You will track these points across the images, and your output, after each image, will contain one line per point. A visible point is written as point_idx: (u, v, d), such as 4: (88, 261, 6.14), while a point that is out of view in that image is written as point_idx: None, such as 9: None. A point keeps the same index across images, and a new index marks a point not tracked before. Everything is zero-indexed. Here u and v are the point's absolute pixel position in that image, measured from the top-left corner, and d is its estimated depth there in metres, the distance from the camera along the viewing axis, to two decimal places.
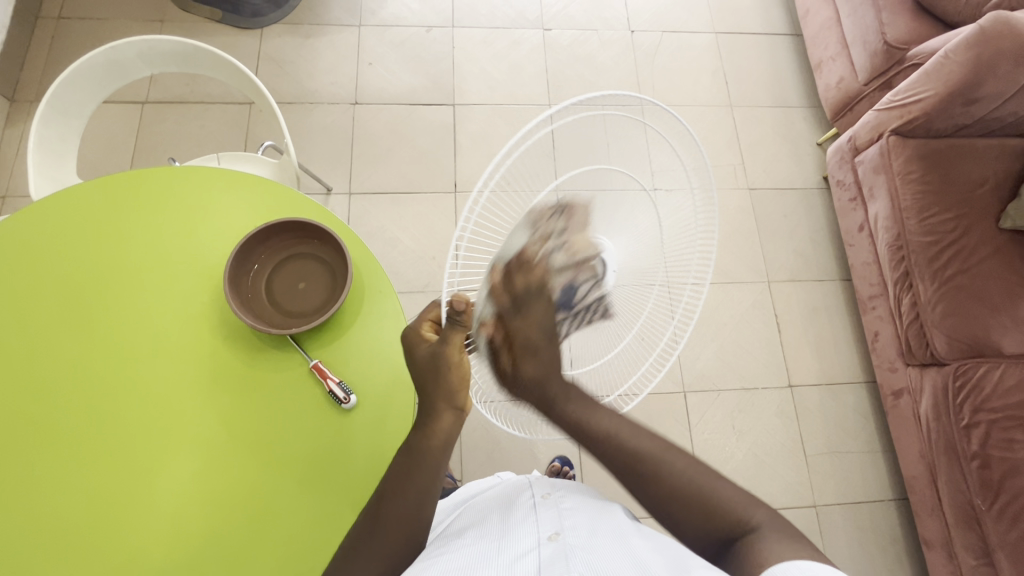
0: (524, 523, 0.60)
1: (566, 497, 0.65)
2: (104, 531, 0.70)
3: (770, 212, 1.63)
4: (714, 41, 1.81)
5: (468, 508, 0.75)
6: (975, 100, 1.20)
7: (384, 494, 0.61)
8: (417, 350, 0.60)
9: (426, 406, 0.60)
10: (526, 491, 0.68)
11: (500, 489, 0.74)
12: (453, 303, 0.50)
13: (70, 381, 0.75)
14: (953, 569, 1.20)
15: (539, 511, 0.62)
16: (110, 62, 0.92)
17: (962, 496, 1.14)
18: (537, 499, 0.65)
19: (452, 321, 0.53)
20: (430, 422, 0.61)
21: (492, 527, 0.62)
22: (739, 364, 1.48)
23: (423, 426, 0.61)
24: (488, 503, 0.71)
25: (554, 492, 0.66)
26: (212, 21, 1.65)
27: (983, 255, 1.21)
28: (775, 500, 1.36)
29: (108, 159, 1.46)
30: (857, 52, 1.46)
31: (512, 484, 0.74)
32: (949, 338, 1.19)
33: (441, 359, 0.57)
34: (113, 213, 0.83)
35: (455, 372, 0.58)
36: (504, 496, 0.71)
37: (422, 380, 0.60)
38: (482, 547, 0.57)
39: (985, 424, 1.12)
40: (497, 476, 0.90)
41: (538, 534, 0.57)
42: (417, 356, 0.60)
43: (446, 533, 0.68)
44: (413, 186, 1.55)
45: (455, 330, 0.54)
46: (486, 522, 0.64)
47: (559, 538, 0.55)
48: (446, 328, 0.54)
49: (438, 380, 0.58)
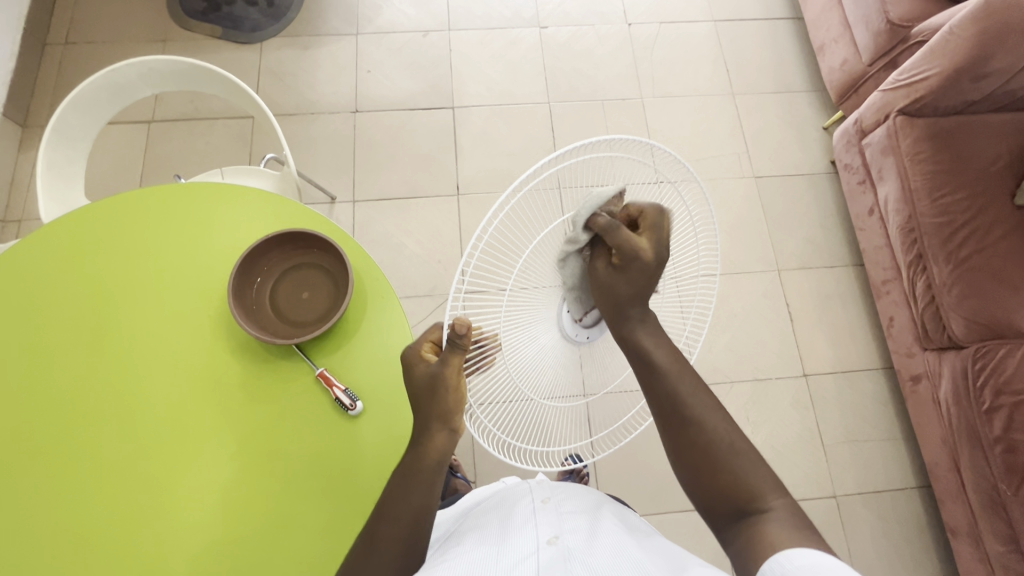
0: (524, 528, 0.60)
1: (566, 501, 0.66)
2: (122, 548, 0.72)
3: (777, 200, 1.61)
4: (714, 29, 1.79)
5: (472, 514, 0.74)
6: (984, 75, 1.17)
7: (382, 513, 0.60)
8: (416, 370, 0.64)
9: (421, 419, 0.62)
10: (526, 496, 0.68)
11: (503, 494, 0.74)
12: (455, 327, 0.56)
13: (82, 398, 0.77)
14: (980, 556, 1.17)
15: (538, 516, 0.62)
16: (112, 84, 0.94)
17: (986, 481, 1.12)
18: (537, 504, 0.65)
19: (452, 343, 0.59)
20: (423, 439, 0.62)
21: (490, 532, 0.62)
22: (752, 355, 1.46)
23: (417, 445, 0.62)
24: (490, 509, 0.71)
25: (553, 496, 0.67)
26: (213, 38, 1.68)
27: (999, 233, 1.18)
28: (794, 492, 1.34)
29: (118, 178, 1.50)
30: (860, 32, 1.43)
31: (514, 489, 0.74)
32: (966, 320, 1.16)
33: (439, 382, 0.61)
34: (117, 233, 0.85)
35: (452, 396, 0.61)
36: (506, 500, 0.71)
37: (418, 400, 0.62)
38: (483, 551, 0.57)
39: (1008, 408, 1.08)
40: (504, 480, 0.89)
41: (538, 538, 0.58)
42: (415, 375, 0.63)
43: (449, 540, 0.68)
44: (416, 191, 1.56)
45: (455, 352, 0.60)
46: (486, 528, 0.64)
47: (559, 542, 0.56)
48: (445, 348, 0.60)
49: (434, 399, 0.61)
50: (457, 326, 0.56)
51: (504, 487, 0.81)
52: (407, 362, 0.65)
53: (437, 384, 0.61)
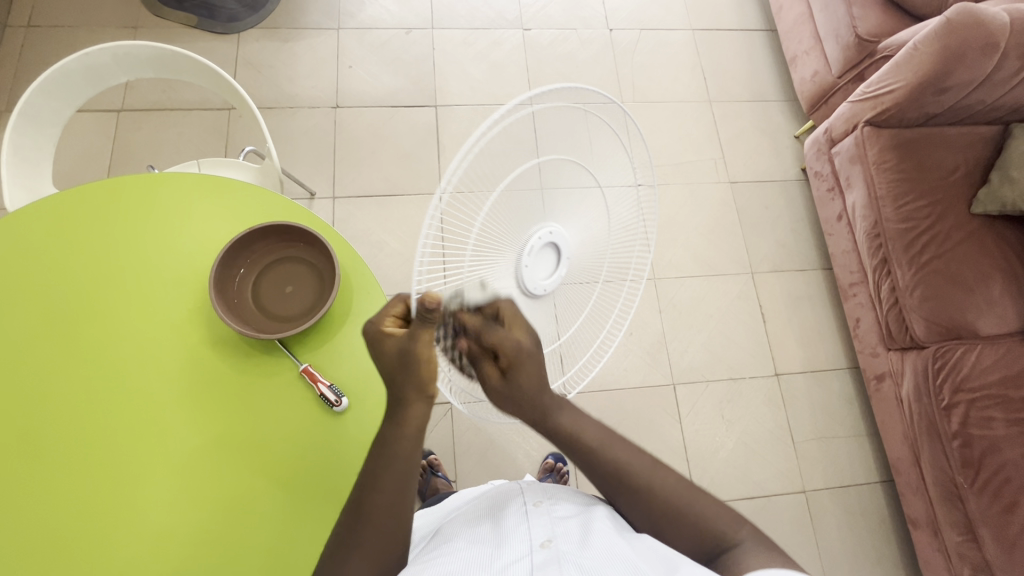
0: (516, 531, 0.61)
1: (558, 505, 0.66)
2: (92, 545, 0.69)
3: (751, 205, 1.66)
4: (691, 38, 1.83)
5: (459, 515, 0.74)
6: (945, 90, 1.23)
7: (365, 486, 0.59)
8: (384, 345, 0.56)
9: (395, 395, 0.57)
10: (517, 498, 0.69)
11: (492, 495, 0.74)
12: (425, 300, 0.48)
13: (51, 391, 0.74)
14: (939, 547, 1.23)
15: (530, 518, 0.63)
16: (85, 68, 0.91)
17: (944, 475, 1.18)
18: (528, 507, 0.65)
19: (423, 319, 0.50)
20: (402, 411, 0.57)
21: (484, 535, 0.62)
22: (726, 355, 1.50)
23: (396, 422, 0.58)
24: (480, 509, 0.71)
25: (545, 500, 0.67)
26: (187, 27, 1.63)
27: (958, 239, 1.25)
28: (766, 488, 1.38)
29: (84, 168, 1.44)
30: (830, 46, 1.49)
31: (502, 491, 0.74)
32: (927, 321, 1.22)
33: (413, 356, 0.53)
34: (92, 221, 0.82)
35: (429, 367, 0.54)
36: (496, 502, 0.71)
37: (390, 374, 0.56)
38: (476, 556, 0.58)
39: (964, 404, 1.15)
40: (489, 482, 0.89)
41: (530, 541, 0.58)
42: (384, 350, 0.56)
43: (436, 542, 0.67)
44: (397, 188, 1.55)
45: (426, 325, 0.51)
46: (478, 528, 0.64)
47: (551, 545, 0.57)
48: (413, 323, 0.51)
49: (407, 374, 0.55)
50: (427, 299, 0.48)
51: (491, 488, 0.81)
52: (372, 339, 0.57)
53: (411, 357, 0.54)
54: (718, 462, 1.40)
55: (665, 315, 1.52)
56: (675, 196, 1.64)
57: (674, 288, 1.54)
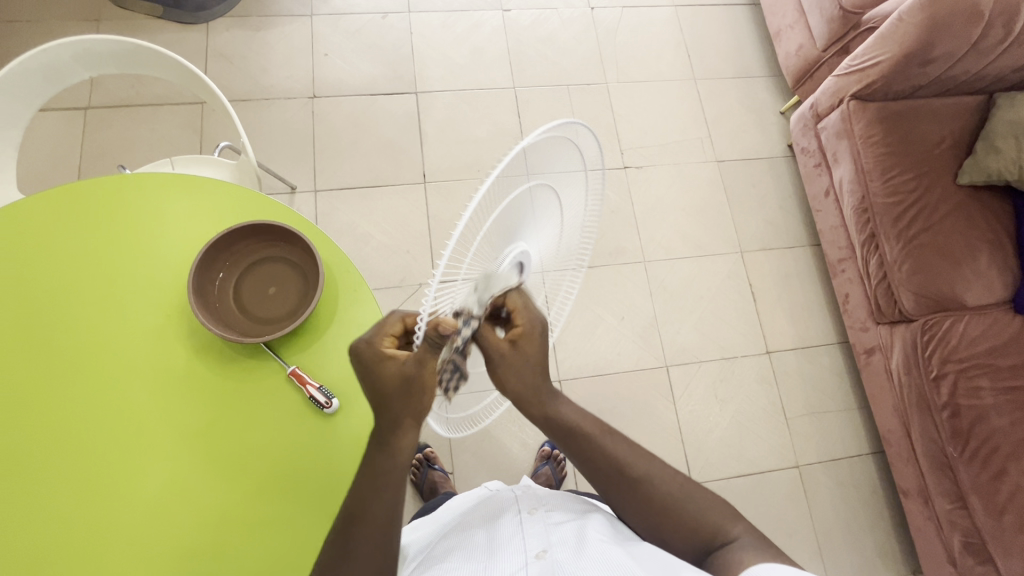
0: (512, 542, 0.61)
1: (553, 512, 0.66)
2: (81, 554, 0.67)
3: (738, 183, 1.65)
4: (674, 15, 1.80)
5: (457, 524, 0.73)
6: (930, 61, 1.22)
7: (354, 516, 0.58)
8: (385, 368, 0.57)
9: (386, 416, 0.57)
10: (512, 507, 0.69)
11: (489, 505, 0.73)
12: (440, 326, 0.50)
13: (30, 402, 0.72)
14: (929, 515, 1.25)
15: (526, 528, 0.63)
16: (43, 65, 0.86)
17: (935, 445, 1.19)
18: (523, 515, 0.65)
19: (434, 344, 0.52)
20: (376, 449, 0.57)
21: (478, 548, 0.62)
22: (718, 335, 1.50)
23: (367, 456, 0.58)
24: (475, 521, 0.71)
25: (540, 507, 0.67)
26: (153, 18, 1.57)
27: (945, 212, 1.25)
28: (761, 464, 1.40)
29: (53, 169, 1.38)
30: (814, 19, 1.47)
31: (496, 501, 0.74)
32: (915, 294, 1.23)
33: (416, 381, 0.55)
34: (59, 229, 0.78)
35: (427, 393, 0.55)
36: (490, 512, 0.70)
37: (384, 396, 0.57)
38: (470, 568, 0.58)
39: (953, 374, 1.17)
40: (486, 485, 0.88)
41: (526, 552, 0.59)
42: (384, 375, 0.56)
43: (431, 557, 0.66)
44: (381, 179, 1.51)
45: (434, 352, 0.53)
46: (472, 541, 0.64)
47: (547, 555, 0.57)
48: (419, 348, 0.53)
49: (405, 401, 0.56)
50: (441, 325, 0.50)
51: (491, 494, 0.80)
52: (368, 360, 0.58)
53: (413, 383, 0.55)
54: (713, 442, 1.41)
55: (656, 298, 1.51)
56: (663, 176, 1.63)
57: (664, 270, 1.54)
